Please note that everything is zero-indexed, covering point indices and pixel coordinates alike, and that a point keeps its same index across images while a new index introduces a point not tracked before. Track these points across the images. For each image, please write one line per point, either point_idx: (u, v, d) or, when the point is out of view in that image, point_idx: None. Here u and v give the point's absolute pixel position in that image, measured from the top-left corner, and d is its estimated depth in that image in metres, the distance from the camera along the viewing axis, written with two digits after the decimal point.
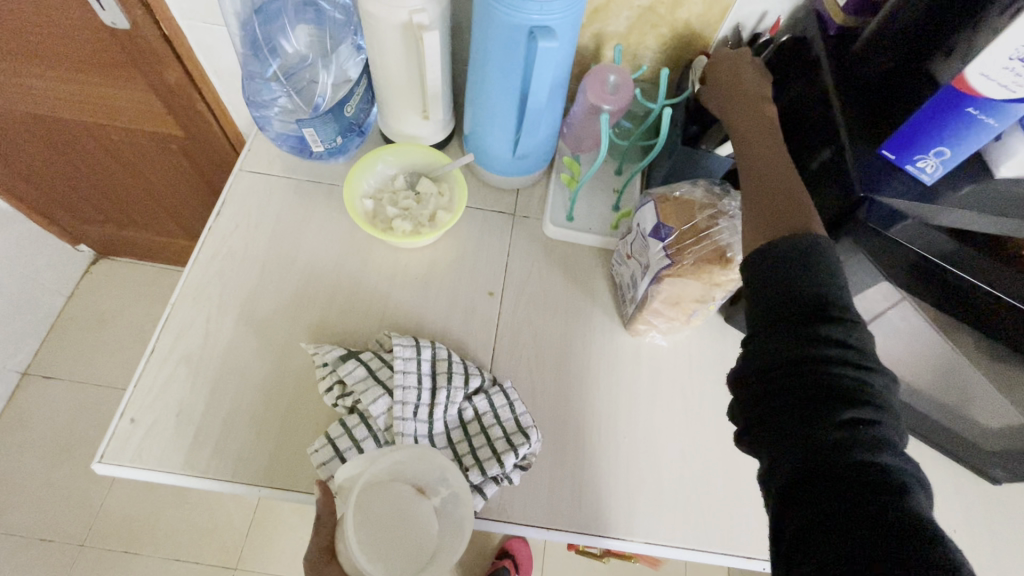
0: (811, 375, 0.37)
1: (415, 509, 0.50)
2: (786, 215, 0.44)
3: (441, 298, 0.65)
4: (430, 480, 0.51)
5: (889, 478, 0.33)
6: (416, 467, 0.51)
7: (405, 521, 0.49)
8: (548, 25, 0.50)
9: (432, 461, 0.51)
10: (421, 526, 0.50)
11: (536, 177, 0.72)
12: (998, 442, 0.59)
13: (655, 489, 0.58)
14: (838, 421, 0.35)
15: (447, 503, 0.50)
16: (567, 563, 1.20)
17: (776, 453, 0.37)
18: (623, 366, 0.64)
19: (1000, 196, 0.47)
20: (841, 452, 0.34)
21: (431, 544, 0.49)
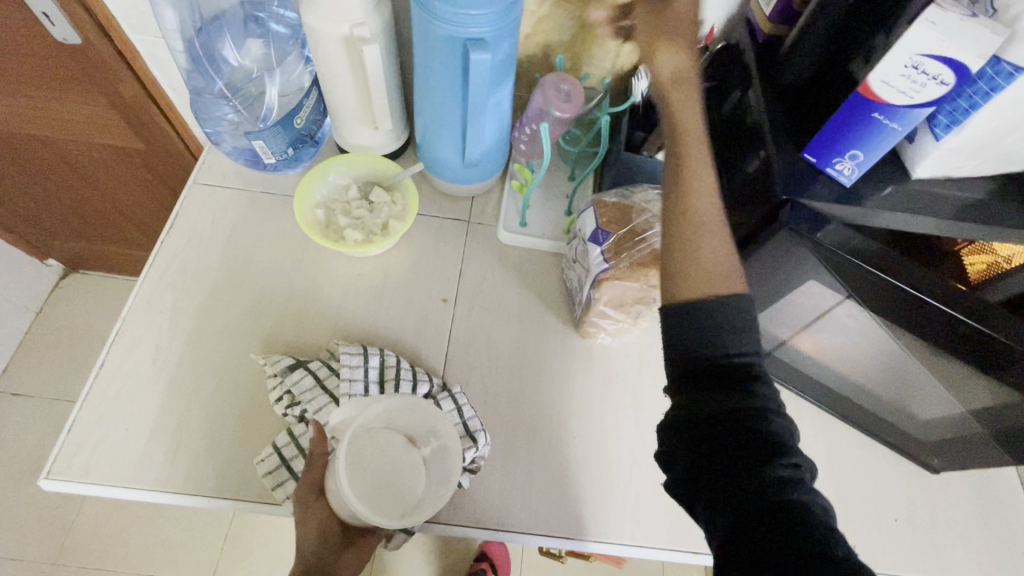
0: (733, 428, 0.40)
1: (405, 458, 0.53)
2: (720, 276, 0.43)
3: (395, 305, 0.65)
4: (421, 431, 0.54)
5: (814, 517, 0.36)
6: (408, 419, 0.54)
7: (397, 467, 0.52)
8: (481, 37, 0.51)
9: (425, 412, 0.54)
10: (408, 475, 0.52)
11: (489, 185, 0.73)
12: (936, 435, 0.61)
13: (605, 489, 0.59)
14: (767, 473, 0.37)
15: (436, 455, 0.53)
16: (545, 565, 1.20)
17: (707, 503, 0.39)
18: (575, 368, 0.65)
19: (916, 196, 0.50)
20: (763, 497, 0.37)
21: (416, 493, 0.51)
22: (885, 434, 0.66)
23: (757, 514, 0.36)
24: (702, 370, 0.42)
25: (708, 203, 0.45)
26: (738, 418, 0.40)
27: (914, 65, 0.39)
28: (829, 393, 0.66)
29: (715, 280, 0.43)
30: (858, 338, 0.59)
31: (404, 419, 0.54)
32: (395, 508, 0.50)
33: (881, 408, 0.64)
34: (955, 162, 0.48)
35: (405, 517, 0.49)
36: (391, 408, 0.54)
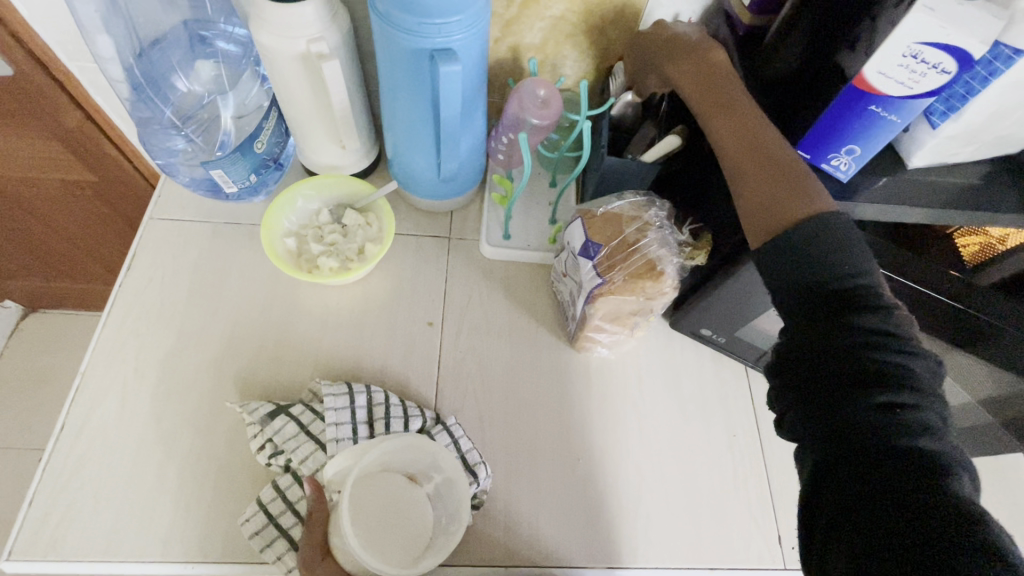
0: (842, 363, 0.36)
1: (408, 499, 0.49)
2: (782, 191, 0.43)
3: (378, 334, 0.62)
4: (421, 466, 0.51)
5: (933, 468, 0.32)
6: (404, 456, 0.51)
7: (400, 507, 0.48)
8: (450, 47, 0.47)
9: (422, 446, 0.51)
10: (415, 515, 0.48)
11: (467, 199, 0.69)
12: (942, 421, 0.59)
13: (615, 511, 0.56)
14: (877, 408, 0.34)
15: (441, 488, 0.50)
16: None
17: (813, 436, 0.36)
18: (572, 383, 0.62)
19: (913, 185, 0.48)
20: (875, 438, 0.33)
21: (427, 533, 0.48)
22: None
23: (862, 457, 0.33)
24: (818, 299, 0.39)
25: (733, 130, 0.47)
26: (851, 351, 0.36)
27: (913, 54, 0.37)
28: None
29: (772, 202, 0.43)
30: None
31: (396, 458, 0.51)
32: (410, 554, 0.47)
33: None
34: (951, 149, 0.46)
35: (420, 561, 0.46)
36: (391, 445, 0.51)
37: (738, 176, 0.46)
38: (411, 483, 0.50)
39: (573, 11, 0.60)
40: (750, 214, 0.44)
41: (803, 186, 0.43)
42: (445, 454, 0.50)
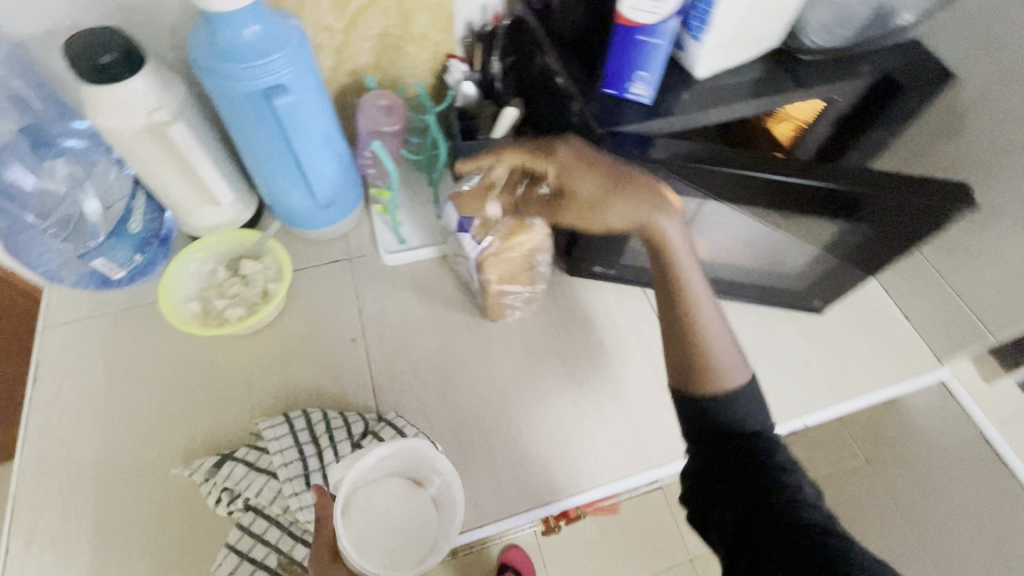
0: (742, 470, 0.44)
1: (414, 502, 0.54)
2: (714, 356, 0.46)
3: (304, 364, 0.64)
4: (424, 472, 0.54)
5: (828, 544, 0.39)
6: (405, 463, 0.55)
7: (408, 512, 0.53)
8: (282, 82, 0.52)
9: (420, 453, 0.54)
10: (421, 518, 0.53)
11: (355, 218, 0.73)
12: (807, 281, 0.68)
13: (563, 447, 0.62)
14: (776, 501, 0.42)
15: (442, 492, 0.53)
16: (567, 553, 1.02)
17: (733, 540, 0.42)
18: (497, 351, 0.67)
19: (705, 93, 0.57)
20: (782, 532, 0.40)
21: (430, 534, 0.52)
22: (772, 300, 0.71)
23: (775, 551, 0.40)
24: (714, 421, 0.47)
25: (699, 290, 0.47)
26: (748, 462, 0.44)
27: None
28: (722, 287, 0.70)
29: (714, 375, 0.46)
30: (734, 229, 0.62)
31: (403, 465, 0.55)
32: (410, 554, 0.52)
33: (763, 277, 0.69)
34: (722, 55, 0.55)
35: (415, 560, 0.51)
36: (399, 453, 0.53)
37: (685, 335, 0.47)
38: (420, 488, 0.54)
39: (393, 26, 0.66)
40: (691, 385, 0.47)
41: (738, 352, 0.47)
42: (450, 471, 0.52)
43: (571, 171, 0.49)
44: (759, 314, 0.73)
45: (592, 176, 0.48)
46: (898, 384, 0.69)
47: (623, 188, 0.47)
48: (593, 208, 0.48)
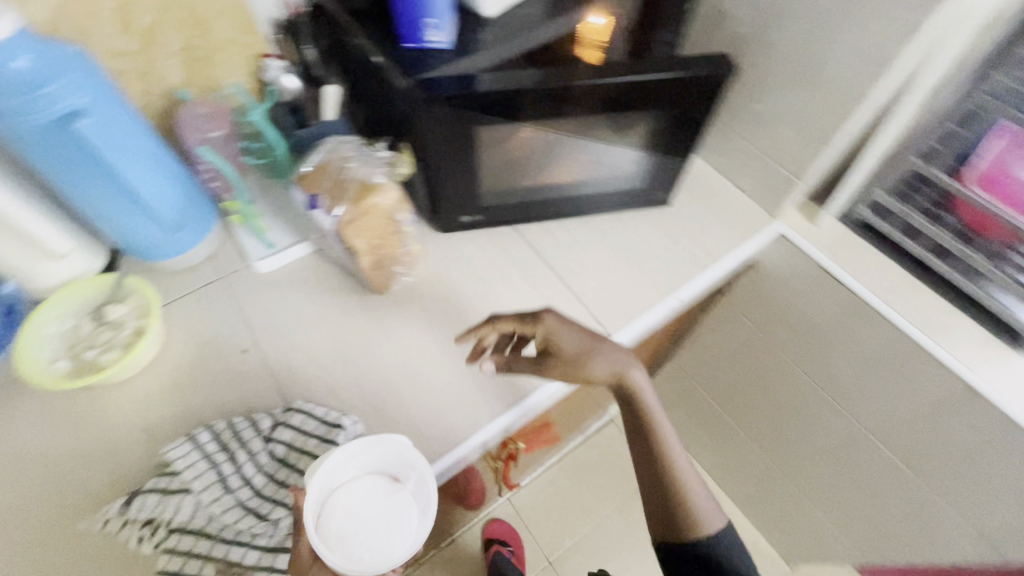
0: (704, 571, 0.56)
1: (393, 499, 0.53)
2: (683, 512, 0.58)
3: (200, 387, 0.63)
4: (401, 467, 0.54)
5: None
6: (380, 460, 0.54)
7: (387, 508, 0.52)
8: (79, 108, 0.51)
9: (394, 450, 0.54)
10: (401, 514, 0.52)
11: (218, 236, 0.73)
12: (647, 178, 0.76)
13: (474, 384, 0.66)
14: None
15: (418, 485, 0.53)
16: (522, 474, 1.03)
17: None
18: (392, 319, 0.70)
19: (500, 30, 0.63)
20: None
21: (410, 529, 0.51)
22: (627, 204, 0.79)
23: None
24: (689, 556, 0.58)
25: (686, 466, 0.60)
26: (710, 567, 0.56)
27: None
28: (582, 202, 0.76)
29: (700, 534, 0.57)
30: (567, 143, 0.69)
31: (377, 463, 0.55)
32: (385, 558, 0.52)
33: (612, 184, 0.76)
34: None
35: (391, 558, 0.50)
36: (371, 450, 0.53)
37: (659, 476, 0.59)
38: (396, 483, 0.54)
39: (194, 37, 0.66)
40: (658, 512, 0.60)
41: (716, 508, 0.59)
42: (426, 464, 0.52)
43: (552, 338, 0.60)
44: (620, 220, 0.80)
45: (573, 333, 0.60)
46: (743, 244, 0.79)
47: (589, 342, 0.60)
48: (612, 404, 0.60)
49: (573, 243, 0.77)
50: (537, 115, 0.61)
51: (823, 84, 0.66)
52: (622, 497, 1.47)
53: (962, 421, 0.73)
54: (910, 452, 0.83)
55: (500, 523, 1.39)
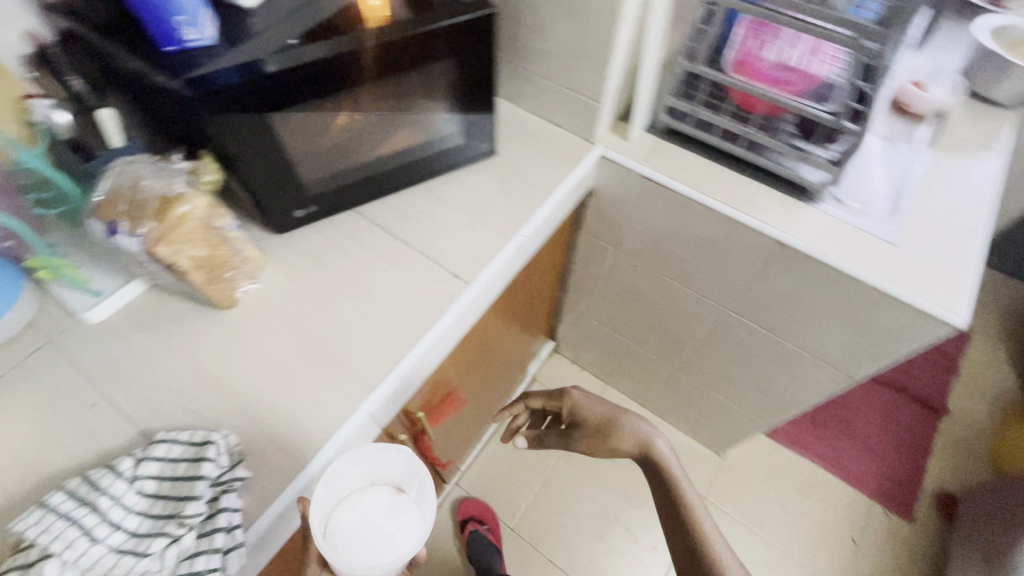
0: None
1: (397, 505, 0.63)
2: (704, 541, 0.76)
3: (49, 455, 0.59)
4: (404, 479, 0.65)
5: None
6: (384, 472, 0.64)
7: (393, 513, 0.62)
8: None
9: (401, 463, 0.63)
10: (405, 516, 0.62)
11: (31, 299, 0.67)
12: (464, 134, 0.80)
13: (346, 365, 0.67)
14: None
15: (421, 494, 0.63)
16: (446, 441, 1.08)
17: None
18: (249, 329, 0.68)
19: (265, 18, 0.63)
20: None
21: (409, 529, 0.61)
22: (456, 163, 0.82)
23: None
24: None
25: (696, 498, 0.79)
26: None
27: None
28: (412, 170, 0.79)
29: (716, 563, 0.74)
30: (376, 110, 0.71)
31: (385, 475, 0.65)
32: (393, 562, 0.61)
33: (434, 146, 0.79)
34: None
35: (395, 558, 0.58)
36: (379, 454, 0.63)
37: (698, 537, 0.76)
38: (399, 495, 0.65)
39: None
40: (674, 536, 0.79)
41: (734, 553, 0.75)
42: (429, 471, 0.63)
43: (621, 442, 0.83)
44: (455, 179, 0.84)
45: (597, 407, 0.86)
46: (571, 174, 0.86)
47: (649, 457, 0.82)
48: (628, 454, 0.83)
49: (416, 210, 0.79)
50: (325, 91, 0.64)
51: (584, 12, 0.73)
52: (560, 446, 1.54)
53: (784, 276, 0.84)
54: (758, 318, 0.95)
55: (472, 501, 1.42)
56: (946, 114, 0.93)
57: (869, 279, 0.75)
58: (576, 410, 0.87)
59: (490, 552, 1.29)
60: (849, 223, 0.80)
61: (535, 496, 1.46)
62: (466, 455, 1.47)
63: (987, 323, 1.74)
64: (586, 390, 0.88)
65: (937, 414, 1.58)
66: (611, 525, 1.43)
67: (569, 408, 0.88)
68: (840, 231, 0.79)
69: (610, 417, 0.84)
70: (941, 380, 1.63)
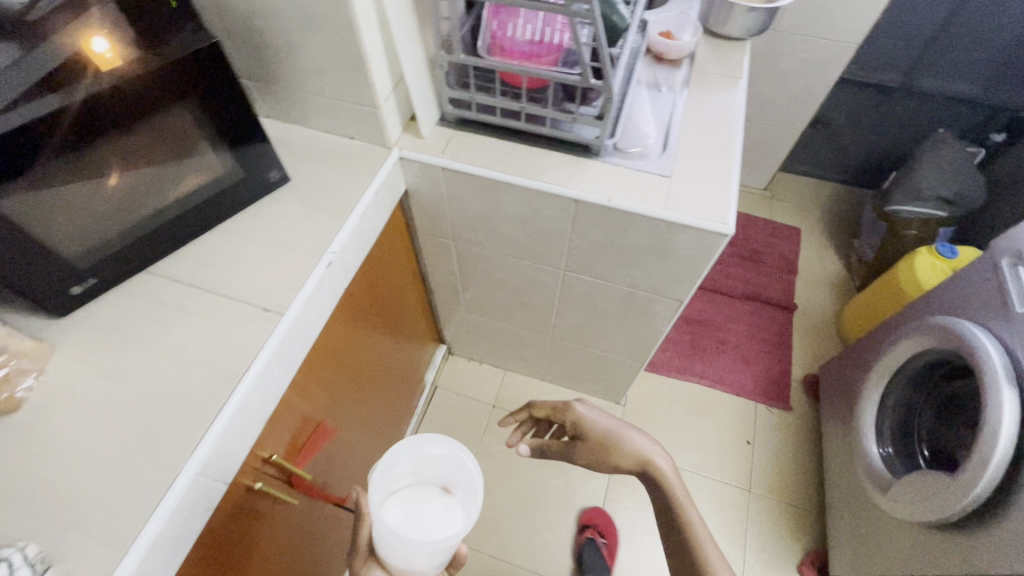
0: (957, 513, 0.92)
1: (445, 501, 0.86)
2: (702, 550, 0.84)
3: None
4: (451, 480, 0.89)
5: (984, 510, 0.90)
6: (466, 490, 0.85)
7: (442, 506, 0.85)
8: None
9: (450, 471, 0.88)
10: (450, 511, 0.84)
11: None
12: (236, 169, 0.77)
13: (159, 433, 0.62)
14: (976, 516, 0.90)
15: (466, 492, 0.85)
16: (336, 469, 1.06)
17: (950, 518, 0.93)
18: (38, 426, 0.62)
19: None
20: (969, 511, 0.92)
21: (453, 520, 0.82)
22: (246, 196, 0.80)
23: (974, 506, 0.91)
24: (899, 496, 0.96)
25: (697, 514, 0.88)
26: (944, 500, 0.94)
27: None
28: (197, 212, 0.76)
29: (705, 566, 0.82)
30: (127, 157, 0.65)
31: (430, 474, 0.90)
32: (440, 557, 0.77)
33: (212, 185, 0.76)
34: None
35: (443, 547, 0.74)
36: (430, 449, 0.86)
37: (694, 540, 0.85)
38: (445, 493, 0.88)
39: None
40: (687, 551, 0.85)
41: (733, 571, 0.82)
42: (476, 468, 0.83)
43: (595, 445, 0.93)
44: (253, 214, 0.82)
45: (600, 416, 0.94)
46: (372, 180, 0.87)
47: (629, 453, 0.91)
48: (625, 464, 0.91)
49: (215, 254, 0.77)
50: (64, 151, 0.57)
51: (326, 25, 0.72)
52: (475, 443, 1.56)
53: (591, 228, 0.91)
54: (591, 271, 1.02)
55: (594, 508, 1.44)
56: (693, 56, 1.07)
57: (653, 214, 0.83)
58: (580, 423, 0.96)
59: (601, 575, 1.32)
60: (629, 167, 0.88)
61: None
62: None
63: (810, 223, 2.00)
64: (593, 406, 0.96)
65: (789, 311, 1.79)
66: (538, 501, 1.47)
67: (574, 421, 0.96)
68: (622, 176, 0.87)
69: (614, 429, 0.93)
70: (786, 281, 1.85)
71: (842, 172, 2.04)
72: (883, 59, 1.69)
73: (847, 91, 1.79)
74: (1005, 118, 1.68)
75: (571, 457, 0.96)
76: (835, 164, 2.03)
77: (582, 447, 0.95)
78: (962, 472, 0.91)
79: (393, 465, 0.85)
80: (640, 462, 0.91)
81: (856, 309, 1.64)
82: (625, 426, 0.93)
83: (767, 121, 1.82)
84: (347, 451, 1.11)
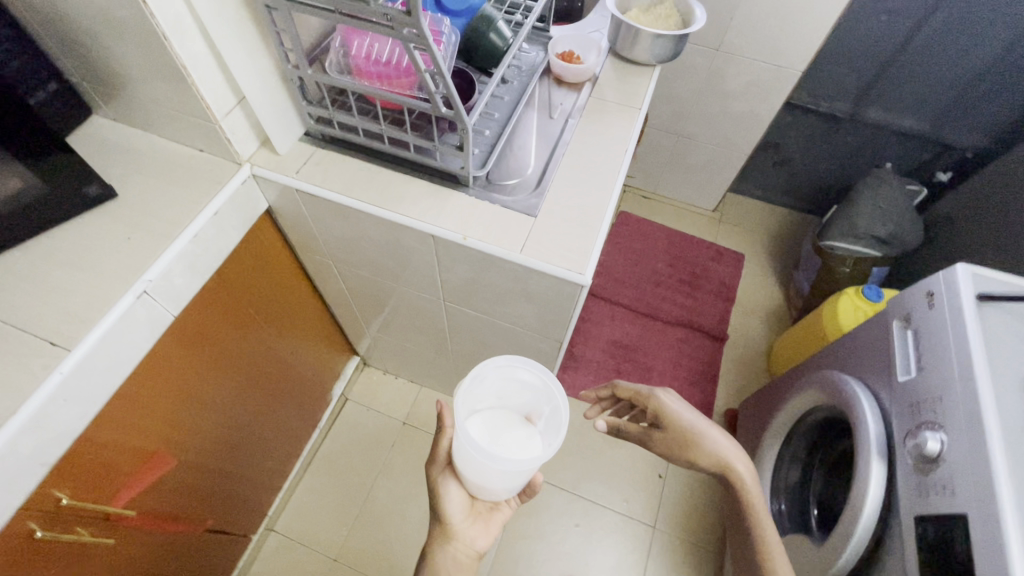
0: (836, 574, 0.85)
1: (528, 430, 0.76)
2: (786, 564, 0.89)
3: None
4: (536, 411, 0.79)
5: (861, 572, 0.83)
6: (551, 422, 0.75)
7: (527, 435, 0.75)
8: None
9: (538, 399, 0.78)
10: (533, 444, 0.74)
11: None
12: (37, 182, 0.68)
13: None
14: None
15: (551, 425, 0.75)
16: (192, 499, 1.00)
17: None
18: None
19: None
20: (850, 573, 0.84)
21: (538, 453, 0.71)
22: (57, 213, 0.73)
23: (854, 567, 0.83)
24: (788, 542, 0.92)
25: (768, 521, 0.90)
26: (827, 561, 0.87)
27: None
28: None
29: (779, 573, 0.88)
30: None
31: (516, 401, 0.80)
32: (516, 478, 0.72)
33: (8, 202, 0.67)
34: None
35: (521, 469, 0.68)
36: (517, 374, 0.77)
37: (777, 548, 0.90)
38: (527, 423, 0.78)
39: None
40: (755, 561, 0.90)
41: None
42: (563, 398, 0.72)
43: (673, 430, 0.88)
44: (68, 232, 0.74)
45: (681, 406, 0.89)
46: (212, 199, 0.80)
47: (712, 445, 0.87)
48: (704, 462, 0.88)
49: (10, 277, 0.70)
50: None
51: (136, 34, 0.65)
52: (379, 459, 1.52)
53: (456, 264, 0.85)
54: (468, 304, 0.97)
55: None
56: (595, 79, 1.01)
57: (507, 257, 0.77)
58: (661, 411, 0.89)
59: None
60: (495, 202, 0.82)
61: (358, 517, 1.43)
62: (277, 497, 1.38)
63: (754, 248, 1.95)
64: (677, 398, 0.90)
65: (720, 341, 1.74)
66: None
67: (654, 409, 0.90)
68: (484, 212, 0.81)
69: (695, 420, 0.87)
70: (721, 308, 1.80)
71: (792, 197, 1.99)
72: (830, 87, 1.63)
73: (796, 117, 1.73)
74: (951, 157, 1.63)
75: (645, 443, 0.92)
76: (785, 188, 1.98)
77: (656, 432, 0.90)
78: (836, 536, 0.86)
79: (479, 383, 0.76)
80: (719, 462, 0.88)
81: (783, 343, 1.60)
82: (709, 425, 0.88)
83: (712, 142, 1.77)
84: (212, 475, 1.05)
